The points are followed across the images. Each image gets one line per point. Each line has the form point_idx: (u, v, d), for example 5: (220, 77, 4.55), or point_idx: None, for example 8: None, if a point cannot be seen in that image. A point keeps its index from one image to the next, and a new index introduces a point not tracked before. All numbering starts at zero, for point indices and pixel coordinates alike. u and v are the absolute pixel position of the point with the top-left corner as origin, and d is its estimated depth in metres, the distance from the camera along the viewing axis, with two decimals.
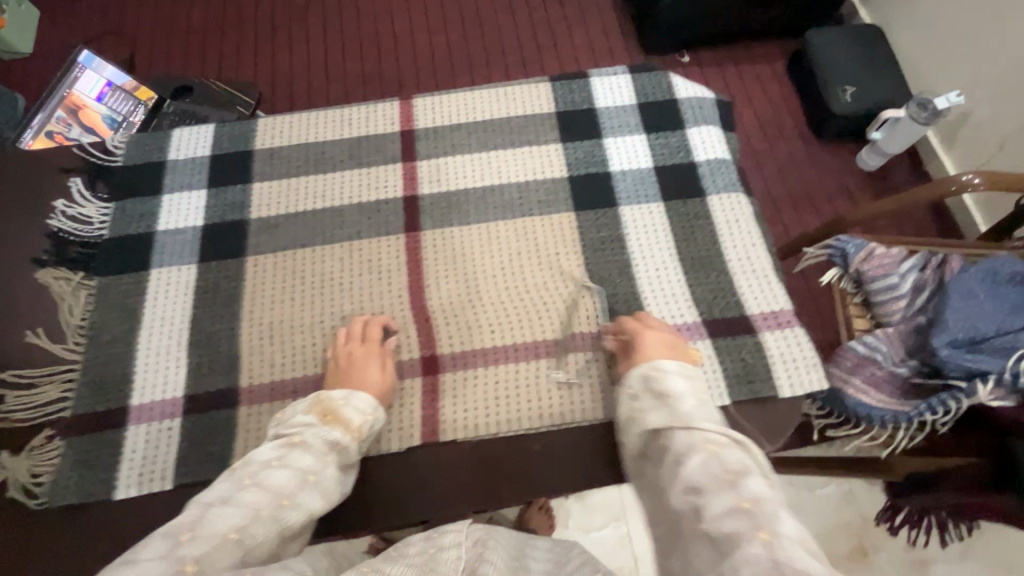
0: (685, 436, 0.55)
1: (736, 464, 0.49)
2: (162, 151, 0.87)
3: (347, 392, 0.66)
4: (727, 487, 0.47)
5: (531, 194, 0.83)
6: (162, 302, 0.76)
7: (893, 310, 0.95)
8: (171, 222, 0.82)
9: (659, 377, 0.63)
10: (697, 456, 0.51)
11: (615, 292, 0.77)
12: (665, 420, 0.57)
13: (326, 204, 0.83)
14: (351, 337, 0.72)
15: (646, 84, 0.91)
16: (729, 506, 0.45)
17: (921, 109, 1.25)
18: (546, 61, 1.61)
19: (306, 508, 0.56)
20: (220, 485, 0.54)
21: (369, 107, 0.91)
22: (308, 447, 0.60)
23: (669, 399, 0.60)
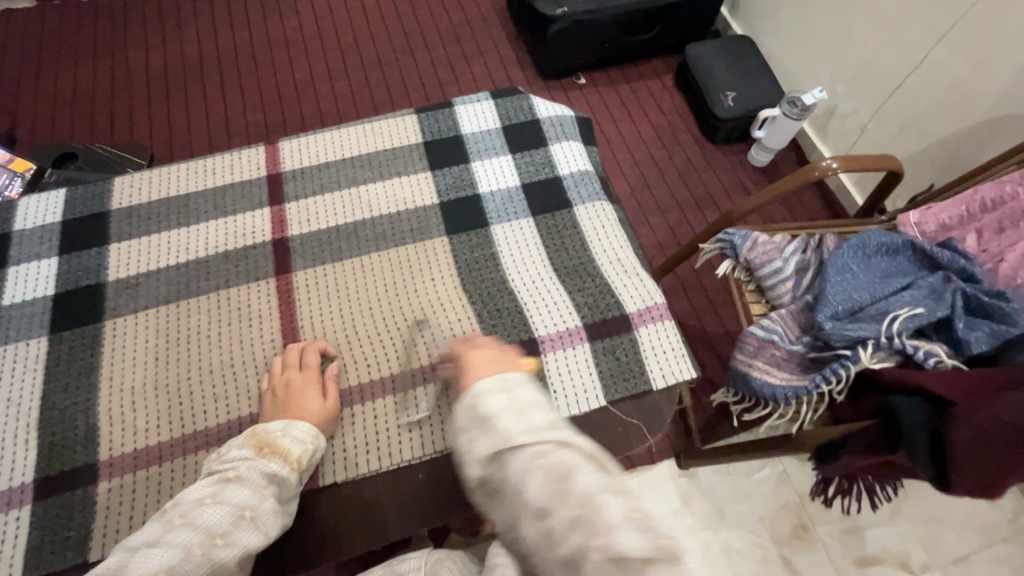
0: (559, 455, 0.44)
1: (562, 466, 0.43)
2: (6, 222, 0.82)
3: (283, 423, 0.65)
4: (562, 500, 0.41)
5: (402, 223, 0.83)
6: (9, 382, 0.71)
7: (783, 293, 0.93)
8: (17, 295, 0.76)
9: (478, 401, 0.50)
10: (534, 478, 0.43)
11: (496, 308, 0.78)
12: (518, 433, 0.46)
13: (191, 257, 0.80)
14: (289, 366, 0.70)
15: (508, 107, 0.95)
16: (569, 519, 0.41)
17: (792, 106, 1.35)
18: (436, 95, 1.66)
19: (240, 545, 0.53)
20: (148, 528, 0.51)
21: (234, 154, 0.89)
22: (243, 480, 0.58)
23: (490, 424, 0.48)
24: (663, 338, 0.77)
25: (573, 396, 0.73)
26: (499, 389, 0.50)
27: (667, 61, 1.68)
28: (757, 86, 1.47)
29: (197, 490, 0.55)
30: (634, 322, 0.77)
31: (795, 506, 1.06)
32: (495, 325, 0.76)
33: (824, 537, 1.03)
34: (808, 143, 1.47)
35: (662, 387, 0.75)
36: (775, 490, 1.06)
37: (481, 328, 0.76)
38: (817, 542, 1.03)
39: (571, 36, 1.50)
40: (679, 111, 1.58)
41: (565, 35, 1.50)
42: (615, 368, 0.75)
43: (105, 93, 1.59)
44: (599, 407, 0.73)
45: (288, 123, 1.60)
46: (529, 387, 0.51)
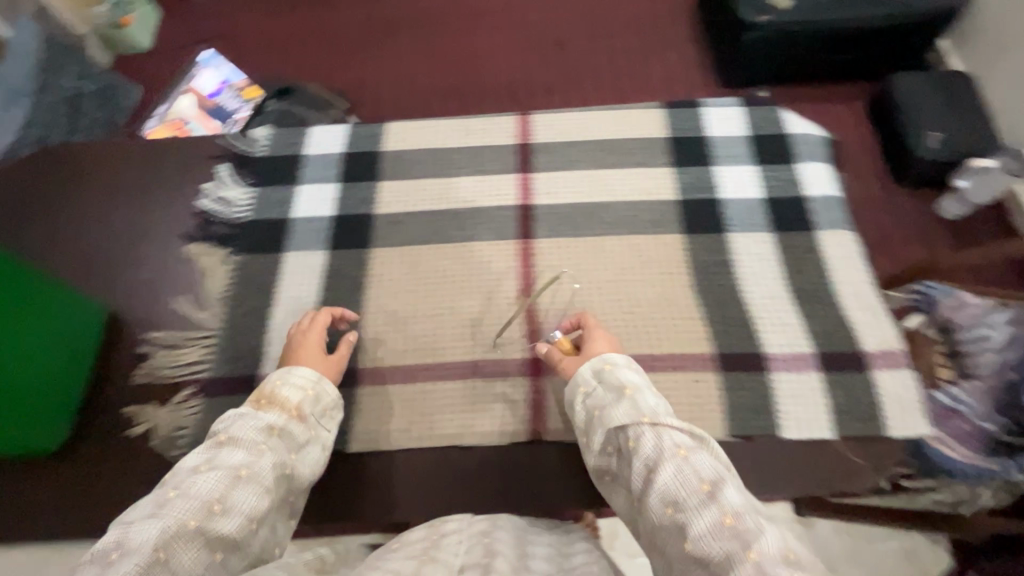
0: (649, 432, 0.55)
1: (709, 470, 0.50)
2: (299, 146, 0.95)
3: (281, 373, 0.68)
4: (705, 498, 0.48)
5: (642, 214, 0.86)
6: (293, 283, 0.83)
7: (985, 360, 0.77)
8: (305, 210, 0.89)
9: (611, 370, 0.64)
10: (669, 464, 0.51)
11: (727, 315, 0.79)
12: (629, 415, 0.58)
13: (446, 207, 0.88)
14: (303, 325, 0.76)
15: (759, 117, 0.94)
16: (715, 521, 0.46)
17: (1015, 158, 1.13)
18: (632, 85, 1.66)
19: (239, 512, 0.53)
20: (143, 503, 0.52)
21: (489, 119, 0.96)
22: (238, 443, 0.58)
23: (626, 392, 0.61)
24: (901, 385, 0.74)
25: (803, 421, 0.72)
26: (631, 366, 0.64)
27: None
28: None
29: (189, 459, 0.56)
30: (870, 363, 0.75)
31: None
32: (722, 332, 0.78)
33: None
34: None
35: (893, 436, 0.72)
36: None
37: (710, 331, 0.78)
38: None
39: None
40: None
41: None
42: (845, 404, 0.73)
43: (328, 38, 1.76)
44: (824, 439, 0.72)
45: (488, 92, 1.67)
46: (636, 372, 0.64)
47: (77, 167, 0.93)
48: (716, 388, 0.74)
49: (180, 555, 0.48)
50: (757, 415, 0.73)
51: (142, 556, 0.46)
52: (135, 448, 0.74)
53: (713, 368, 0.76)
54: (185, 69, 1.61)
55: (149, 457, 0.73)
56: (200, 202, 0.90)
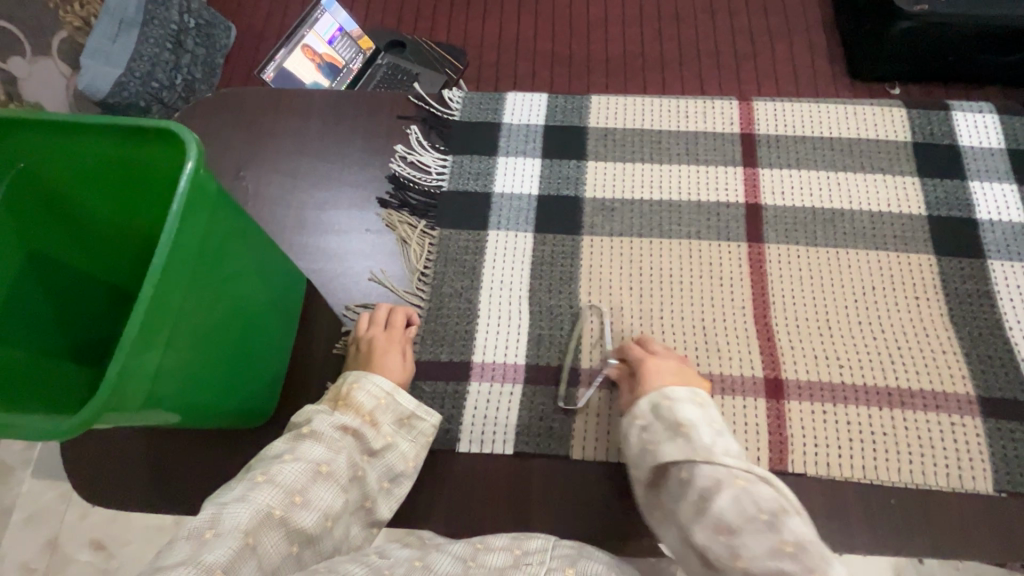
0: (709, 470, 0.55)
1: (768, 501, 0.51)
2: (497, 112, 0.87)
3: (656, 395, 0.62)
4: (763, 527, 0.50)
5: (885, 227, 0.77)
6: (501, 266, 0.77)
7: None
8: (507, 185, 0.82)
9: (668, 406, 0.61)
10: (726, 493, 0.53)
11: (991, 353, 0.70)
12: (681, 454, 0.57)
13: (663, 197, 0.80)
14: (374, 322, 0.71)
15: (1019, 129, 0.83)
16: (772, 545, 0.48)
17: None
18: (767, 73, 1.54)
19: (318, 506, 0.55)
20: (234, 486, 0.54)
21: (706, 101, 0.86)
22: (318, 437, 0.59)
23: (685, 430, 0.58)
24: None
25: None
26: (693, 401, 0.61)
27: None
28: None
29: (276, 447, 0.58)
30: None
31: None
32: (985, 369, 0.69)
33: None
34: None
35: None
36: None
37: (970, 370, 0.69)
38: None
39: (923, 37, 1.30)
40: None
41: (923, 39, 1.31)
42: None
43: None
44: None
45: (609, 68, 1.59)
46: (695, 407, 0.61)
47: (259, 118, 0.88)
48: (981, 435, 0.66)
49: (267, 539, 0.51)
50: None
51: (234, 540, 0.48)
52: None
53: (976, 412, 0.67)
54: (304, 11, 1.50)
55: None
56: (392, 163, 0.83)
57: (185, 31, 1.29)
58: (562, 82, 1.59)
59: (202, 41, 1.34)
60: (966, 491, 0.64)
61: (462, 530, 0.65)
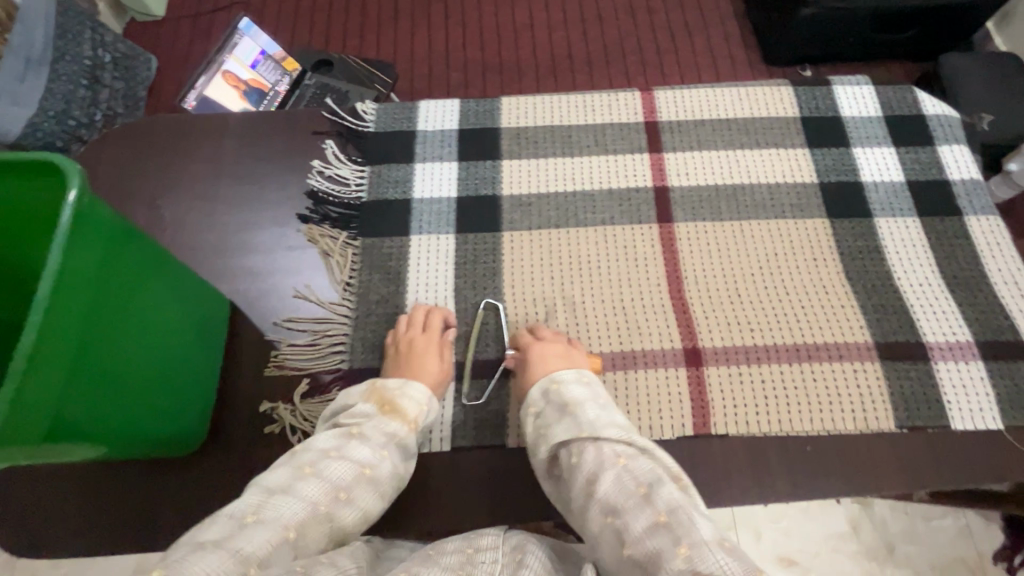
0: (597, 450, 0.59)
1: (645, 474, 0.56)
2: (411, 121, 0.89)
3: (546, 380, 0.66)
4: (642, 501, 0.53)
5: (782, 196, 0.83)
6: (425, 269, 0.78)
7: None
8: (426, 190, 0.83)
9: (557, 389, 0.65)
10: (609, 472, 0.57)
11: (884, 303, 0.76)
12: (570, 432, 0.61)
13: (577, 188, 0.84)
14: (413, 325, 0.72)
15: (892, 97, 0.90)
16: (650, 522, 0.51)
17: None
18: (687, 64, 1.62)
19: (359, 505, 0.57)
20: (280, 470, 0.56)
21: (609, 94, 0.91)
22: (365, 438, 0.61)
23: (570, 411, 0.63)
24: None
25: (968, 412, 0.70)
26: (580, 381, 0.66)
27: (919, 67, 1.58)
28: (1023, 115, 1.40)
29: (324, 441, 0.60)
30: None
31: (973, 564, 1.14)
32: (879, 318, 0.75)
33: None
34: None
35: None
36: (955, 542, 1.15)
37: (866, 320, 0.75)
38: None
39: (814, 21, 1.41)
40: None
41: (813, 23, 1.41)
42: (1013, 394, 0.71)
43: (366, 15, 1.73)
44: (992, 430, 0.69)
45: (537, 71, 1.64)
46: (583, 387, 0.66)
47: (172, 145, 0.87)
48: (880, 379, 0.72)
49: None
50: (924, 405, 0.70)
51: None
52: (277, 449, 0.69)
53: (875, 357, 0.73)
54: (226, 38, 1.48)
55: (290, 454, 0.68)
56: (310, 179, 0.83)
57: (100, 65, 1.29)
58: (491, 87, 1.63)
59: (119, 74, 1.36)
60: (873, 431, 0.69)
61: (408, 532, 0.65)
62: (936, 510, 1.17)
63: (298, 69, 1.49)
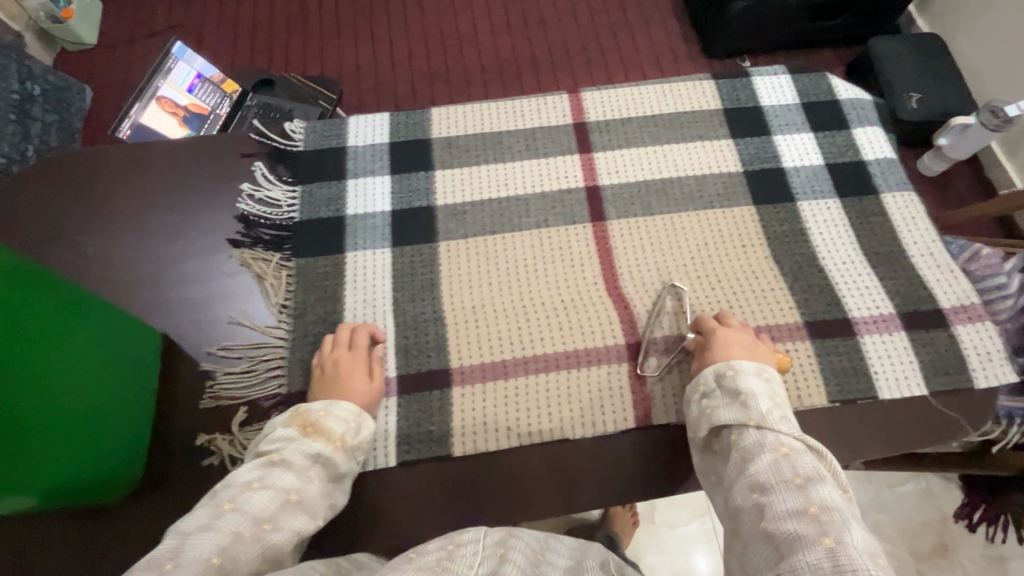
0: (758, 435, 0.59)
1: (808, 470, 0.54)
2: (341, 137, 0.88)
3: (724, 364, 0.66)
4: (796, 489, 0.53)
5: (709, 187, 0.85)
6: (362, 285, 0.77)
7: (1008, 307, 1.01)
8: (359, 206, 0.83)
9: (734, 376, 0.65)
10: (766, 456, 0.57)
11: (810, 283, 0.79)
12: (738, 418, 0.61)
13: (510, 193, 0.84)
14: (337, 343, 0.71)
15: (807, 84, 0.94)
16: (796, 507, 0.51)
17: (993, 116, 1.30)
18: (632, 62, 1.65)
19: (289, 528, 0.56)
20: (199, 512, 0.54)
21: (538, 98, 0.92)
22: (288, 464, 0.60)
23: (746, 398, 0.62)
24: (986, 340, 0.75)
25: (894, 380, 0.73)
26: (760, 376, 0.65)
27: (850, 52, 1.64)
28: (951, 91, 1.46)
29: (244, 474, 0.58)
30: (950, 319, 0.77)
31: (936, 525, 1.18)
32: (807, 298, 0.78)
33: (963, 558, 1.15)
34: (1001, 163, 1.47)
35: (983, 387, 0.74)
36: (920, 504, 1.19)
37: (795, 301, 0.78)
38: (956, 561, 1.15)
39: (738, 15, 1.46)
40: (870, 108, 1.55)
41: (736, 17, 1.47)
42: (935, 360, 0.74)
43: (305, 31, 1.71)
44: (918, 396, 0.73)
45: (485, 78, 1.65)
46: (759, 381, 0.64)
47: (92, 176, 0.84)
48: (812, 356, 0.74)
49: None
50: (854, 378, 0.73)
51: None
52: (216, 480, 0.67)
53: (805, 336, 0.75)
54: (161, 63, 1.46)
55: None
56: (239, 204, 0.82)
57: (27, 99, 1.27)
58: (441, 97, 1.62)
59: (53, 108, 1.36)
60: (806, 408, 0.72)
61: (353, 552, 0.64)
62: (899, 476, 1.21)
63: (239, 91, 1.49)
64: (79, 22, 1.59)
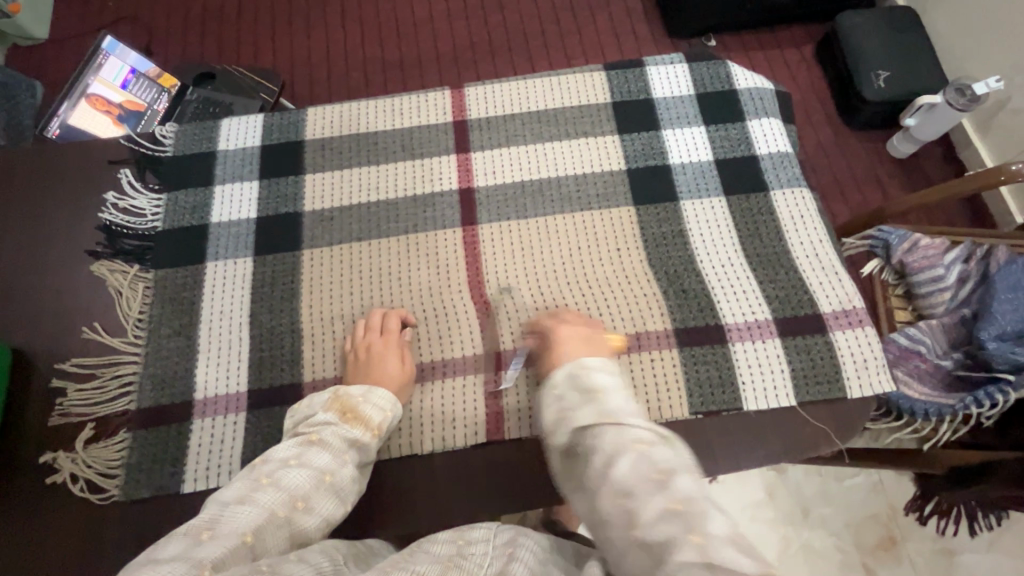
0: (613, 434, 0.47)
1: (665, 460, 0.44)
2: (211, 140, 0.86)
3: (573, 363, 0.55)
4: (656, 488, 0.43)
5: (588, 187, 0.81)
6: (220, 296, 0.76)
7: (937, 302, 0.98)
8: (224, 214, 0.81)
9: (584, 374, 0.53)
10: (625, 457, 0.45)
11: (687, 288, 0.75)
12: (591, 417, 0.49)
13: (382, 196, 0.81)
14: (371, 328, 0.71)
15: (703, 73, 0.89)
16: (661, 509, 0.42)
17: (959, 94, 1.25)
18: (584, 45, 1.58)
19: (319, 514, 0.53)
20: (236, 484, 0.51)
21: (420, 96, 0.88)
22: (326, 445, 0.58)
23: (597, 395, 0.51)
24: (864, 347, 0.72)
25: (761, 391, 0.70)
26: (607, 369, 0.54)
27: (803, 31, 1.56)
28: (908, 70, 1.37)
29: (282, 451, 0.56)
30: (829, 325, 0.73)
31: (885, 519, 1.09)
32: (681, 305, 0.74)
33: (911, 553, 1.06)
34: (964, 143, 1.39)
35: (856, 396, 0.71)
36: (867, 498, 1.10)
37: (667, 307, 0.74)
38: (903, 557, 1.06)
39: None
40: (817, 90, 1.49)
41: None
42: (808, 369, 0.71)
43: (241, 19, 1.66)
44: (786, 407, 0.70)
45: (440, 65, 1.59)
46: (613, 377, 0.54)
47: None
48: (677, 366, 0.71)
49: None
50: (719, 388, 0.70)
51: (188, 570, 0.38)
52: (56, 498, 0.66)
53: (673, 344, 0.72)
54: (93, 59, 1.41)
55: (68, 503, 0.66)
56: (101, 214, 0.80)
57: None
58: (393, 85, 1.58)
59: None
60: (667, 420, 0.69)
61: None
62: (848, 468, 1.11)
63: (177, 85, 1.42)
64: (30, 16, 1.55)
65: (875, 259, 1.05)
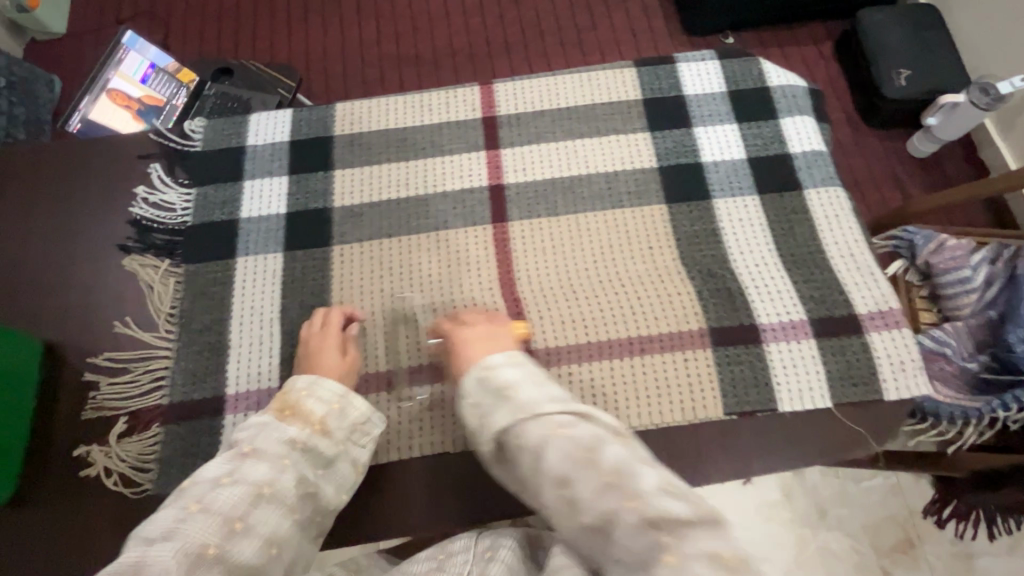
0: (532, 426, 0.49)
1: (591, 442, 0.47)
2: (240, 135, 0.85)
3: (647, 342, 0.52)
4: (593, 470, 0.45)
5: (620, 185, 0.80)
6: (251, 291, 0.76)
7: (965, 304, 0.95)
8: (254, 209, 0.80)
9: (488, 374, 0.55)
10: (553, 445, 0.47)
11: (721, 287, 0.75)
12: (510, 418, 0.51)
13: (411, 192, 0.81)
14: (312, 325, 0.70)
15: (736, 70, 0.88)
16: (607, 494, 0.44)
17: (983, 94, 1.23)
18: (604, 41, 1.57)
19: (260, 534, 0.49)
20: (162, 513, 0.48)
21: (448, 91, 0.88)
22: (262, 455, 0.55)
23: (508, 393, 0.53)
24: (901, 348, 0.71)
25: (796, 391, 0.69)
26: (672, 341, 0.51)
27: (827, 28, 1.54)
28: (936, 68, 1.35)
29: (213, 469, 0.52)
30: (865, 325, 0.72)
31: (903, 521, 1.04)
32: (714, 304, 0.74)
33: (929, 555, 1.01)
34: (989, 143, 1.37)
35: (893, 399, 0.70)
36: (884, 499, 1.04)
37: (700, 307, 0.73)
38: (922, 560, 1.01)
39: None
40: (841, 88, 1.47)
41: None
42: (844, 370, 0.70)
43: (261, 15, 1.65)
44: (821, 409, 0.69)
45: (458, 62, 1.59)
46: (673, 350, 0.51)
47: None
48: (711, 365, 0.70)
49: None
50: (754, 388, 0.70)
51: None
52: (89, 491, 0.67)
53: (707, 343, 0.71)
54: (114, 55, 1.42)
55: (101, 496, 0.66)
56: (132, 208, 0.80)
57: None
58: (410, 82, 1.57)
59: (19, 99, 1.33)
60: (702, 420, 0.69)
61: None
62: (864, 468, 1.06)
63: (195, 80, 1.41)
64: (49, 11, 1.55)
65: (900, 259, 1.04)
